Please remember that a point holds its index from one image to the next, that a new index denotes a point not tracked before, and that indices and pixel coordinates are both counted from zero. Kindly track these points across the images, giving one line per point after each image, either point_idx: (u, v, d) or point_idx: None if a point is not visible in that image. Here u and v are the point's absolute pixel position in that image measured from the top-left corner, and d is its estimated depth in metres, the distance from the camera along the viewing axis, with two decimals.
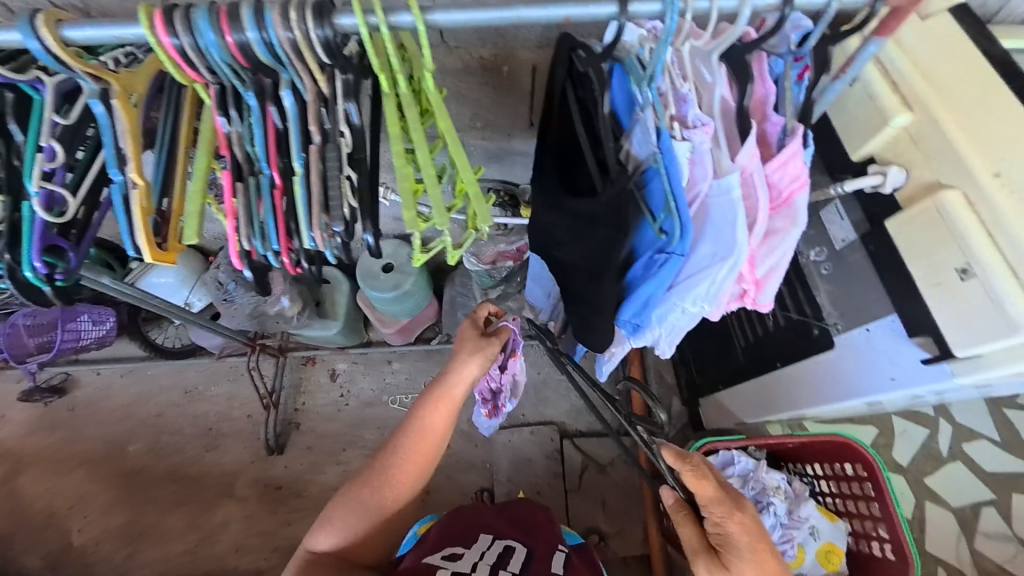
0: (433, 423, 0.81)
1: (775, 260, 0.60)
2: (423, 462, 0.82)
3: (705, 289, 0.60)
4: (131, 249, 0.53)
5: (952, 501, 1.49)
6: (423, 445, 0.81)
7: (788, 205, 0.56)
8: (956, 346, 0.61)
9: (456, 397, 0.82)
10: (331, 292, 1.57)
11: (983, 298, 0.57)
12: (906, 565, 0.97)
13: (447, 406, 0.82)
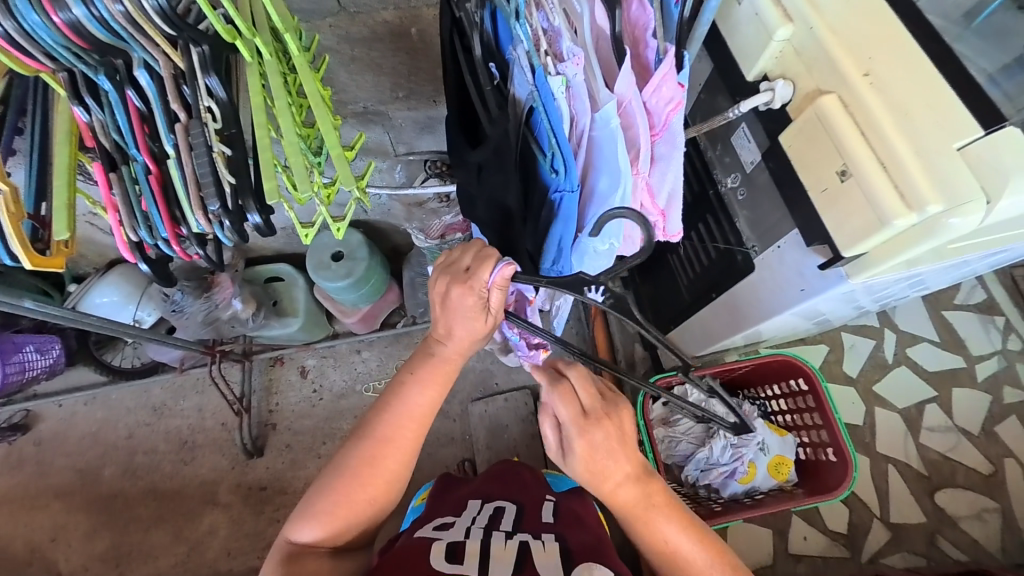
0: (427, 398, 0.69)
1: (671, 187, 0.63)
2: (416, 441, 0.70)
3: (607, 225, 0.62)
4: (8, 256, 0.52)
5: (899, 404, 1.60)
6: (414, 424, 0.69)
7: (668, 130, 0.58)
8: (843, 247, 0.65)
9: (452, 371, 0.69)
10: (287, 289, 1.54)
11: (860, 197, 0.61)
12: (845, 464, 1.05)
13: (442, 378, 0.69)
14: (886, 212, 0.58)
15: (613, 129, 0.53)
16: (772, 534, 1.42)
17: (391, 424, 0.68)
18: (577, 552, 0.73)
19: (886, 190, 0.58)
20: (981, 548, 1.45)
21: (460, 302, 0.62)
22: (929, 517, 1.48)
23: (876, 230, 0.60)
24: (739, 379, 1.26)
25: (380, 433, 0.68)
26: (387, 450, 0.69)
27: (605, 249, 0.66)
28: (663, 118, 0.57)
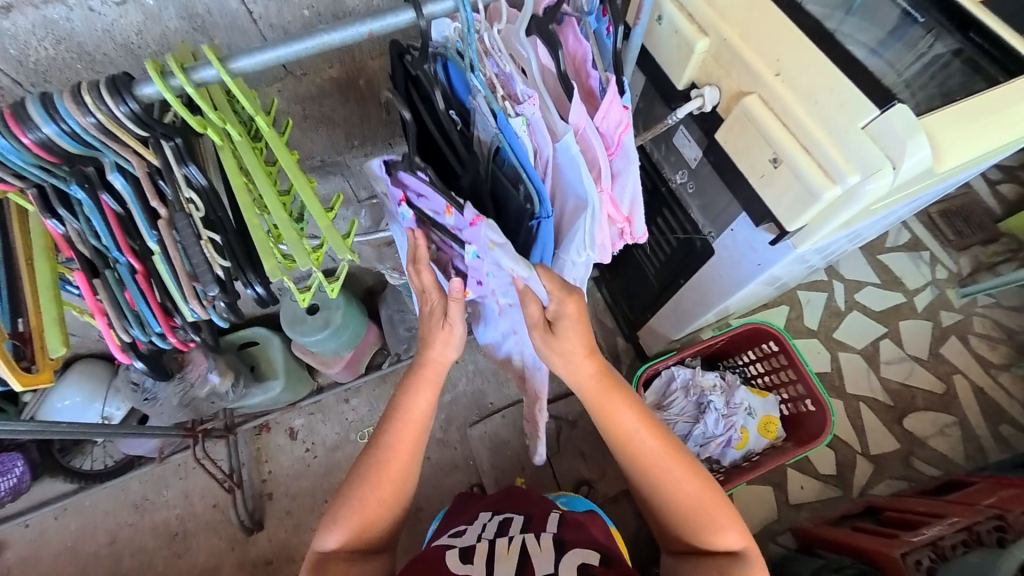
0: (424, 403, 0.76)
1: (631, 195, 0.69)
2: (415, 446, 0.76)
3: (581, 239, 0.67)
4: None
5: (856, 344, 1.77)
6: (412, 430, 0.75)
7: (621, 148, 0.63)
8: (785, 223, 0.74)
9: (439, 379, 0.76)
10: (263, 351, 1.49)
11: (793, 180, 0.70)
12: (824, 410, 1.15)
13: (432, 384, 0.76)
14: (815, 187, 0.67)
15: (573, 154, 0.58)
16: (772, 490, 1.47)
17: (392, 431, 0.75)
18: (570, 541, 0.76)
19: (811, 168, 0.67)
20: (949, 460, 1.62)
21: (431, 308, 0.71)
22: (902, 441, 1.63)
23: (810, 203, 0.69)
24: (719, 351, 1.35)
25: (382, 441, 0.75)
26: (387, 455, 0.74)
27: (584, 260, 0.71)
28: (615, 138, 0.62)
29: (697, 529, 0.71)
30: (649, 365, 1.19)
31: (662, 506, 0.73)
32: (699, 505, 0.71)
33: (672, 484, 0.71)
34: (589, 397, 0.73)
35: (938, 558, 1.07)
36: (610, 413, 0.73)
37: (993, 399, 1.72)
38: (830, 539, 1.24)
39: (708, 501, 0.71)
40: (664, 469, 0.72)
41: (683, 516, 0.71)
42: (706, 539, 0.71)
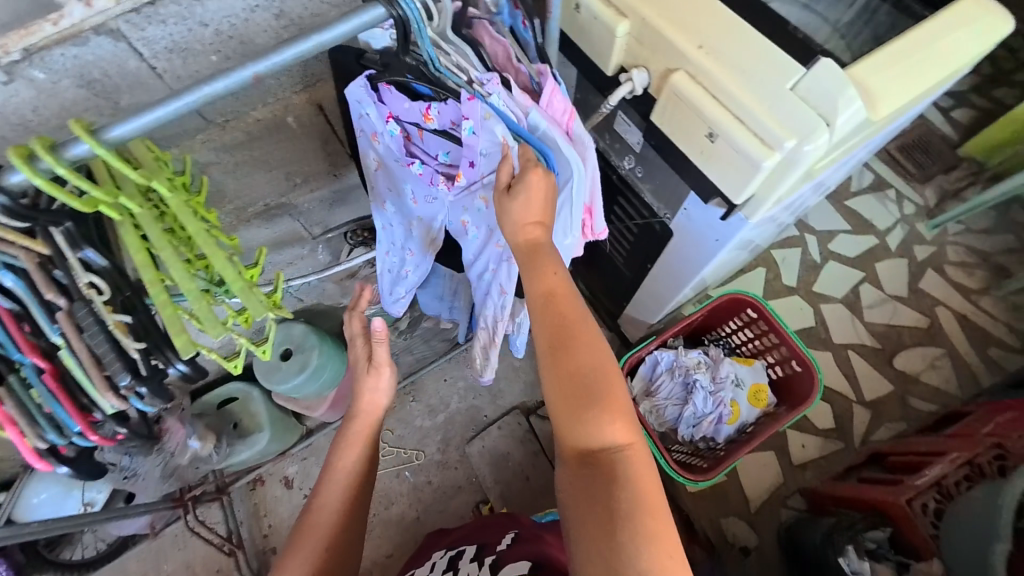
0: (356, 457, 0.76)
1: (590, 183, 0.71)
2: (354, 503, 0.74)
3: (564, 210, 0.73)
4: None
5: (837, 294, 1.77)
6: (345, 488, 0.74)
7: (573, 132, 0.67)
8: (732, 196, 0.73)
9: (372, 430, 0.78)
10: (244, 406, 1.45)
11: (731, 151, 0.68)
12: (809, 369, 1.15)
13: (365, 435, 0.78)
14: (755, 157, 0.66)
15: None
16: (775, 454, 1.45)
17: (325, 492, 0.74)
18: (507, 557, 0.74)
19: (747, 138, 0.66)
20: (944, 392, 1.63)
21: (356, 355, 0.83)
22: (895, 382, 1.63)
23: (751, 174, 0.68)
24: (701, 326, 1.34)
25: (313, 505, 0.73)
26: (321, 518, 0.72)
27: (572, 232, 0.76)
28: (565, 124, 0.66)
29: (590, 415, 0.61)
30: (631, 353, 1.17)
31: (552, 377, 0.63)
32: (602, 390, 0.62)
33: (575, 361, 0.63)
34: (523, 249, 0.68)
35: (943, 497, 1.07)
36: (538, 270, 0.67)
37: (977, 325, 1.74)
38: (839, 496, 1.24)
39: (611, 387, 0.62)
40: (579, 345, 0.64)
41: (569, 395, 0.62)
42: (595, 428, 0.61)
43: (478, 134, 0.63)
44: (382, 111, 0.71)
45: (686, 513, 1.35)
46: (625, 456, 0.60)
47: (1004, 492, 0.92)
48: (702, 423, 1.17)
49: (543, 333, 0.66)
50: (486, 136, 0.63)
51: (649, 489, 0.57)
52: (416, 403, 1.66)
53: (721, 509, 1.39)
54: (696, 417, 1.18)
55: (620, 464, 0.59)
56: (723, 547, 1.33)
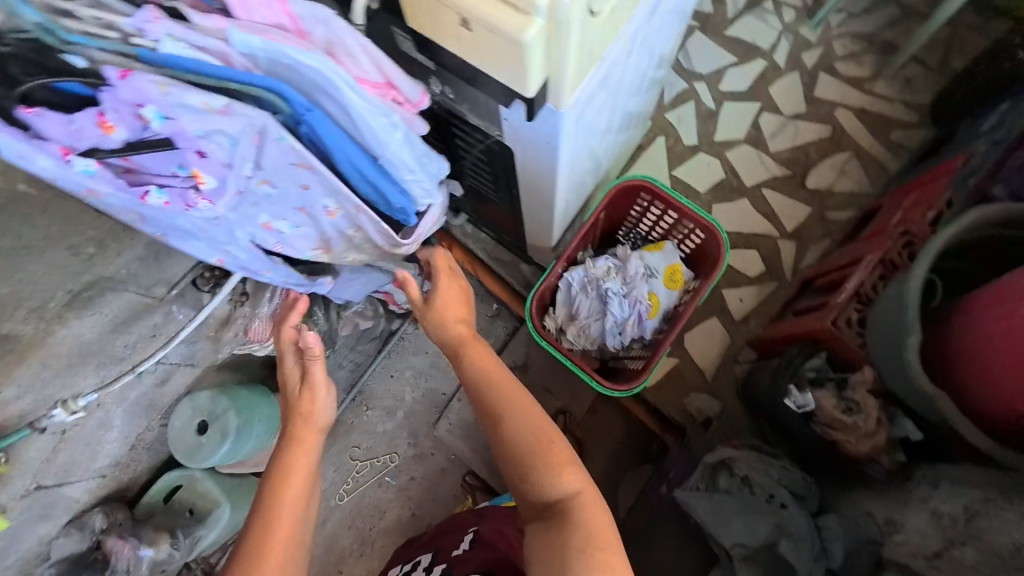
0: (303, 455, 0.78)
1: (362, 52, 0.59)
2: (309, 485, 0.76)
3: (376, 127, 0.63)
4: None
5: (739, 135, 1.69)
6: (296, 490, 0.75)
7: (302, 20, 0.56)
8: (522, 90, 0.57)
9: (319, 420, 0.81)
10: (192, 491, 1.37)
11: (488, 36, 0.52)
12: (713, 233, 1.10)
13: (313, 437, 0.80)
14: (514, 33, 0.49)
15: (259, 48, 0.53)
16: (718, 319, 1.48)
17: (281, 480, 0.75)
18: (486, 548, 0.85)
19: (497, 10, 0.49)
20: (859, 194, 1.62)
21: (292, 362, 0.86)
22: (811, 203, 1.62)
23: (523, 57, 0.52)
24: (608, 225, 1.27)
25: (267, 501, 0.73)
26: (277, 514, 0.72)
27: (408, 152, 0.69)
28: (285, 17, 0.56)
29: (532, 469, 0.72)
30: (536, 286, 1.13)
31: (497, 443, 0.76)
32: (534, 442, 0.73)
33: (507, 431, 0.75)
34: (456, 363, 0.84)
35: (862, 304, 1.09)
36: (465, 364, 0.82)
37: (877, 114, 1.70)
38: (777, 338, 1.26)
39: (540, 438, 0.73)
40: (504, 412, 0.76)
41: (516, 457, 0.73)
42: (542, 483, 0.71)
43: (172, 117, 0.52)
44: (54, 152, 0.52)
45: (654, 407, 1.41)
46: (574, 500, 0.68)
47: (908, 285, 0.91)
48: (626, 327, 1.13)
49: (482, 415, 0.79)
50: (187, 113, 0.52)
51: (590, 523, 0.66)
52: (373, 411, 1.60)
53: (680, 390, 1.42)
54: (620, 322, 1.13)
55: (574, 512, 0.67)
56: (689, 424, 1.38)
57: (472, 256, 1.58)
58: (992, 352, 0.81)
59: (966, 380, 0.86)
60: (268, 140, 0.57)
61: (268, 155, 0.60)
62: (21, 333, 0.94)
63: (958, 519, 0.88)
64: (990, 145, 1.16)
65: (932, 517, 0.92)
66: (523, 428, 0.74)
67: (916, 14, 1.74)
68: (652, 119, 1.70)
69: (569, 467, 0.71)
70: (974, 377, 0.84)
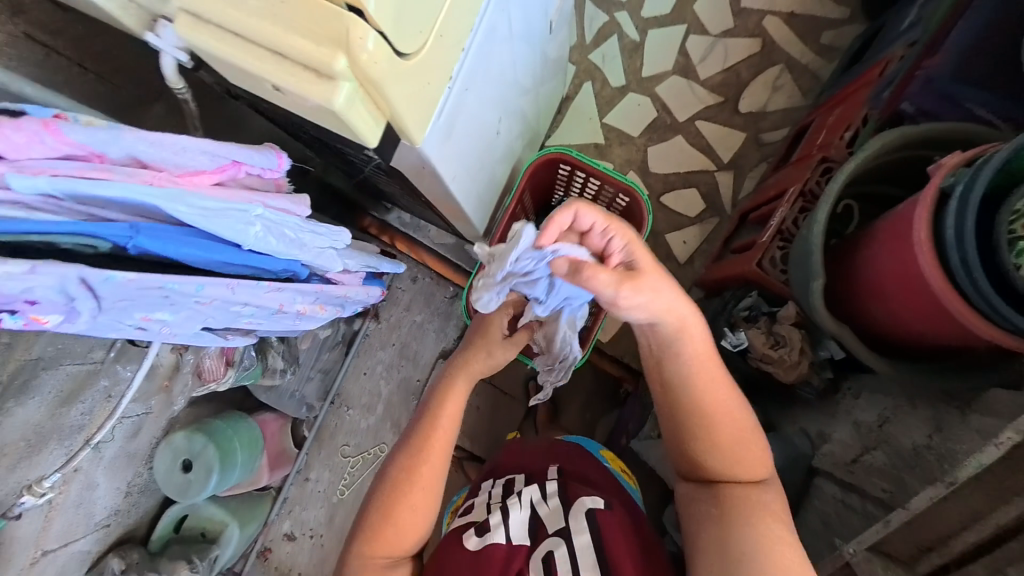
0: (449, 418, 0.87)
1: (177, 150, 0.57)
2: (445, 455, 0.86)
3: (219, 225, 0.57)
4: None
5: (667, 65, 1.59)
6: (438, 449, 0.85)
7: (84, 142, 0.53)
8: (367, 141, 0.51)
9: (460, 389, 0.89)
10: (198, 517, 1.47)
11: (302, 104, 0.48)
12: (636, 196, 1.11)
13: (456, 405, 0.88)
14: (322, 103, 0.45)
15: (54, 186, 0.49)
16: (665, 265, 1.51)
17: (433, 438, 0.85)
18: (575, 494, 0.90)
19: (297, 81, 0.45)
20: (793, 109, 1.57)
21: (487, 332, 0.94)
22: (746, 127, 1.57)
23: (342, 120, 0.47)
24: (537, 200, 1.25)
25: (421, 453, 0.84)
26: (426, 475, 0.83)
27: (270, 226, 0.62)
28: (73, 148, 0.53)
29: (721, 458, 0.71)
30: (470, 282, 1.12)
31: (697, 428, 0.72)
32: (738, 432, 0.71)
33: (715, 416, 0.71)
34: (674, 351, 0.71)
35: (785, 241, 1.11)
36: (693, 355, 0.71)
37: (808, 15, 1.59)
38: (715, 278, 1.28)
39: (739, 432, 0.71)
40: (713, 408, 0.71)
41: (722, 438, 0.71)
42: (733, 463, 0.70)
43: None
44: None
45: (612, 357, 1.49)
46: (758, 489, 0.69)
47: (813, 232, 0.90)
48: (637, 253, 0.71)
49: (666, 382, 0.74)
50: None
51: (772, 514, 0.65)
52: (352, 410, 1.68)
53: (634, 339, 1.48)
54: (626, 244, 0.72)
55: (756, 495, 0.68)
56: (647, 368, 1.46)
57: (416, 243, 1.56)
58: (889, 283, 0.81)
59: (878, 313, 0.86)
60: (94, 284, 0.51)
61: (112, 294, 0.54)
62: None
63: (873, 427, 0.97)
64: (909, 48, 1.11)
65: (855, 428, 1.01)
66: (724, 413, 0.71)
67: None
68: (574, 63, 1.60)
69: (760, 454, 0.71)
70: (881, 307, 0.85)
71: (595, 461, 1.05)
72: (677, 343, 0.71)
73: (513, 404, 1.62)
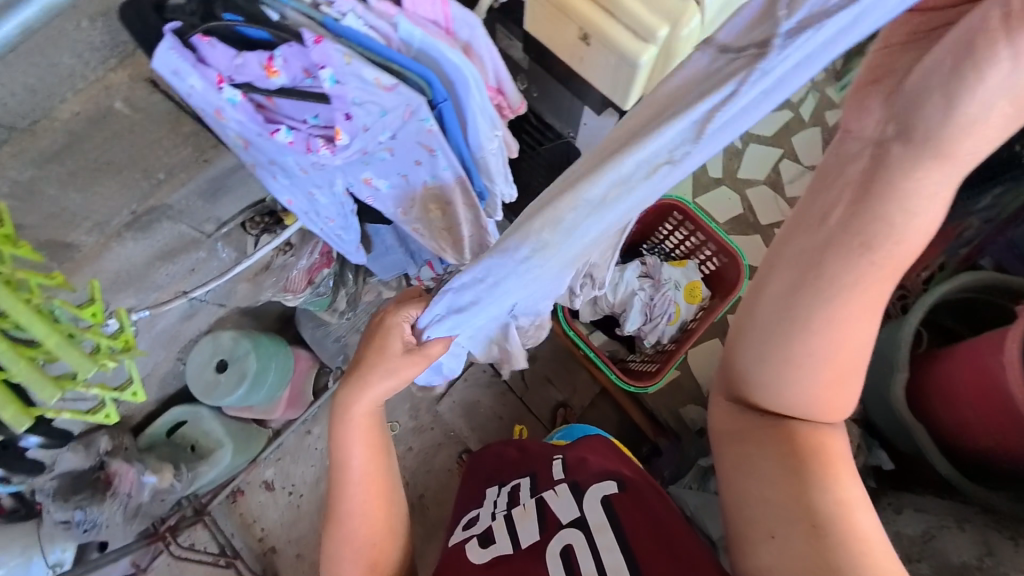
0: (366, 453, 0.76)
1: (491, 63, 0.65)
2: (387, 498, 0.78)
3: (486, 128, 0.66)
4: None
5: (760, 175, 1.79)
6: (376, 486, 0.77)
7: (454, 21, 0.60)
8: (621, 104, 0.71)
9: (370, 428, 0.77)
10: (196, 427, 1.39)
11: (607, 52, 0.64)
12: (734, 257, 1.22)
13: (376, 441, 0.78)
14: (633, 56, 0.61)
15: (419, 40, 0.57)
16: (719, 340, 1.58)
17: (357, 490, 0.76)
18: (584, 482, 0.88)
19: (617, 34, 0.61)
20: None
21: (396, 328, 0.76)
22: None
23: (634, 72, 0.63)
24: (636, 237, 1.37)
25: (353, 503, 0.76)
26: (371, 527, 0.76)
27: (499, 148, 0.72)
28: (442, 16, 0.59)
29: (800, 386, 0.54)
30: None
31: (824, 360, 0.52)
32: (842, 365, 0.53)
33: (837, 337, 0.50)
34: (879, 218, 0.45)
35: None
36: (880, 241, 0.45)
37: None
38: None
39: (850, 365, 0.53)
40: (844, 328, 0.50)
41: (834, 376, 0.53)
42: (811, 402, 0.55)
43: (344, 82, 0.54)
44: (210, 77, 0.58)
45: (650, 410, 1.50)
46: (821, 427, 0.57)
47: (902, 328, 1.00)
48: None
49: (810, 265, 0.49)
50: (357, 82, 0.54)
51: (842, 464, 0.56)
52: None
53: (677, 399, 1.50)
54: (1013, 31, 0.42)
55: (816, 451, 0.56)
56: (684, 431, 1.45)
57: None
58: (965, 392, 0.90)
59: (945, 419, 0.95)
60: (414, 118, 0.59)
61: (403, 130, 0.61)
62: (81, 245, 1.00)
63: (916, 540, 0.93)
64: (983, 223, 1.23)
65: (894, 536, 0.96)
66: (845, 349, 0.51)
67: None
68: None
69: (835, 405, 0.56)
70: (950, 414, 0.94)
71: (608, 448, 1.03)
72: (892, 210, 0.44)
73: (537, 427, 1.56)
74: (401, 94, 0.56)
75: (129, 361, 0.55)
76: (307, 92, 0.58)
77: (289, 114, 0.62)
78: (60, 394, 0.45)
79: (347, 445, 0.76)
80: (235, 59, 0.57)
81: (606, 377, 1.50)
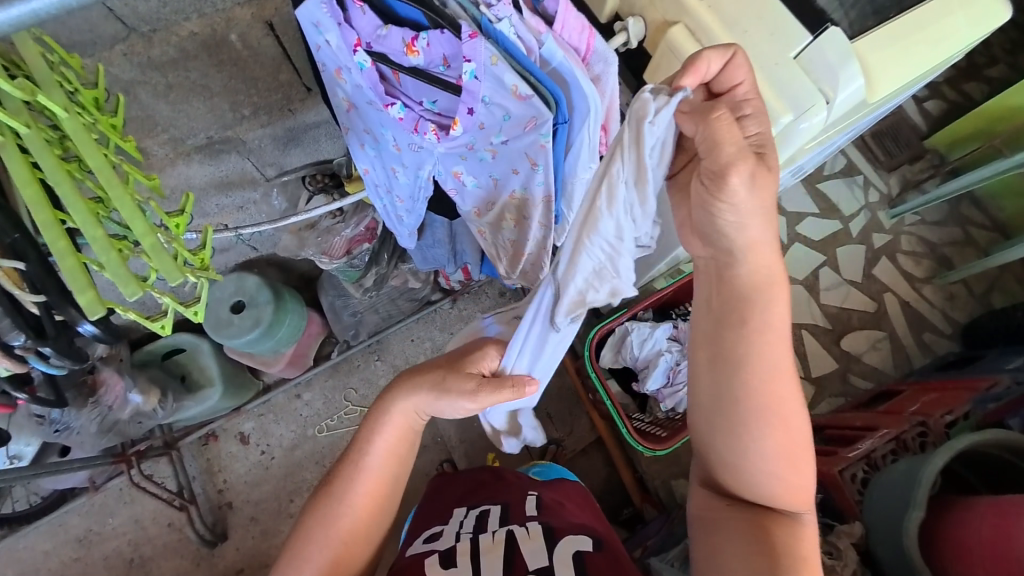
0: (389, 446, 0.73)
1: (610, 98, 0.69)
2: (389, 496, 0.74)
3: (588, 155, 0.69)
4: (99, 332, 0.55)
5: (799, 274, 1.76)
6: (379, 481, 0.73)
7: (593, 53, 0.66)
8: None
9: (401, 425, 0.74)
10: (192, 359, 1.37)
11: None
12: None
13: (402, 443, 0.74)
14: None
15: (559, 61, 0.60)
16: None
17: (361, 478, 0.72)
18: (560, 531, 0.80)
19: None
20: (882, 372, 1.66)
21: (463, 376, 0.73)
22: (839, 360, 1.65)
23: None
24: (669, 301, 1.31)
25: (355, 489, 0.71)
26: (357, 519, 0.71)
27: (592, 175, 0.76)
28: (583, 45, 0.65)
29: (765, 463, 0.59)
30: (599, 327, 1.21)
31: (766, 439, 0.58)
32: (795, 446, 0.59)
33: (769, 420, 0.58)
34: (747, 322, 0.57)
35: (870, 467, 1.17)
36: (754, 321, 0.57)
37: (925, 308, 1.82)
38: None
39: (794, 445, 0.59)
40: (768, 408, 0.58)
41: (782, 451, 0.59)
42: (771, 482, 0.59)
43: (481, 80, 0.58)
44: (350, 38, 0.61)
45: (640, 474, 1.46)
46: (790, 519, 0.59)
47: (926, 465, 0.97)
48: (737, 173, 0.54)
49: (718, 342, 0.59)
50: (494, 84, 0.58)
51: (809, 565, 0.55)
52: (381, 362, 1.56)
53: (671, 471, 1.46)
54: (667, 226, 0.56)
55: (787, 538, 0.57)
56: (674, 507, 1.40)
57: None
58: (981, 548, 0.87)
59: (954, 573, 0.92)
60: (535, 130, 0.63)
61: (516, 136, 0.65)
62: (152, 154, 1.01)
63: None
64: (1014, 383, 1.24)
65: None
66: (772, 432, 0.58)
67: (982, 243, 1.74)
68: None
69: (799, 491, 0.60)
70: (960, 570, 0.90)
71: (577, 497, 0.95)
72: (753, 300, 0.57)
73: (523, 458, 1.52)
74: (532, 106, 0.60)
75: (201, 280, 0.58)
76: (441, 80, 0.62)
77: (411, 92, 0.66)
78: (138, 294, 0.46)
79: (376, 432, 0.73)
80: (379, 29, 0.60)
81: (606, 427, 1.47)
